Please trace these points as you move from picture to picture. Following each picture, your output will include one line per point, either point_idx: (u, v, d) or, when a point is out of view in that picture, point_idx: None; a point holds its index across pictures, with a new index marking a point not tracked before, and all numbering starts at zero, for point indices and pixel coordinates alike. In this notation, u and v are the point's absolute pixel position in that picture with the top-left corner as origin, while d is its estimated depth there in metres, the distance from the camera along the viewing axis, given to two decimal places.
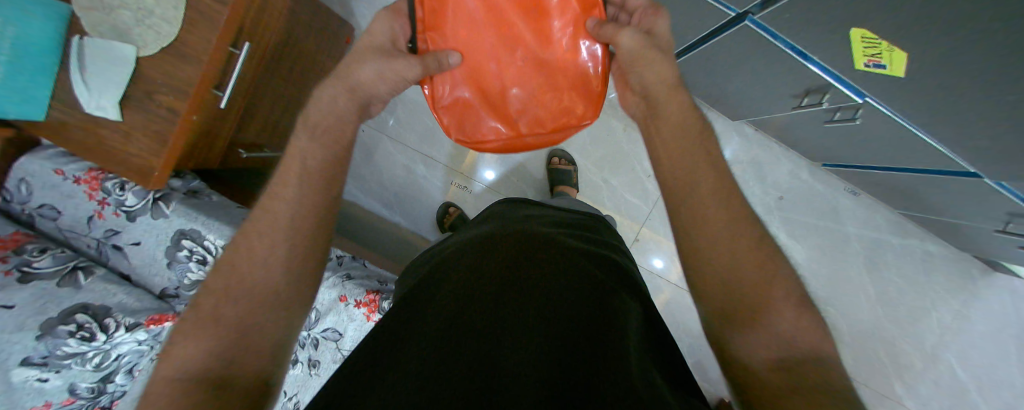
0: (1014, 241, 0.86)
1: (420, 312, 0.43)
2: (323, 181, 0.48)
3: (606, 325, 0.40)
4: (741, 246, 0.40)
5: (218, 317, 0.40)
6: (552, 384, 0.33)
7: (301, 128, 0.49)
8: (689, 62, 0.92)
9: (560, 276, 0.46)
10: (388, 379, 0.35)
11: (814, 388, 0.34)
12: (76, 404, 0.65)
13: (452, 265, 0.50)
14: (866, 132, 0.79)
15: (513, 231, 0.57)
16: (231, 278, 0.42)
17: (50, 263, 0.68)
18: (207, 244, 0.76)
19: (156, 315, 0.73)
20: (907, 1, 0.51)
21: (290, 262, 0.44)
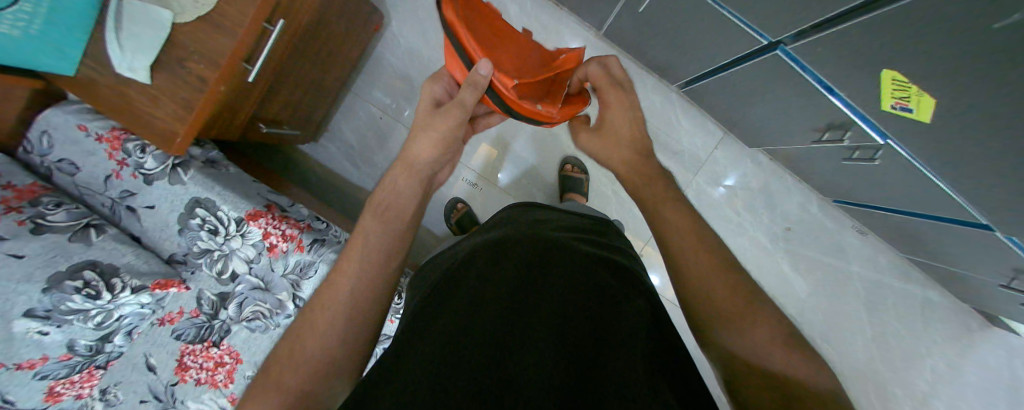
0: (1018, 297, 0.86)
1: (431, 317, 0.43)
2: (390, 252, 0.46)
3: (619, 337, 0.40)
4: (712, 269, 0.40)
5: (287, 372, 0.38)
6: (563, 390, 0.33)
7: (369, 212, 0.48)
8: (714, 84, 0.92)
9: (570, 284, 0.46)
10: (396, 384, 0.35)
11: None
12: (73, 360, 0.65)
13: (463, 271, 0.50)
14: (882, 173, 0.79)
15: (524, 236, 0.57)
16: (301, 329, 0.40)
17: (65, 217, 0.68)
18: (220, 215, 0.76)
19: (162, 279, 0.74)
20: (943, 50, 0.51)
21: (350, 333, 0.41)
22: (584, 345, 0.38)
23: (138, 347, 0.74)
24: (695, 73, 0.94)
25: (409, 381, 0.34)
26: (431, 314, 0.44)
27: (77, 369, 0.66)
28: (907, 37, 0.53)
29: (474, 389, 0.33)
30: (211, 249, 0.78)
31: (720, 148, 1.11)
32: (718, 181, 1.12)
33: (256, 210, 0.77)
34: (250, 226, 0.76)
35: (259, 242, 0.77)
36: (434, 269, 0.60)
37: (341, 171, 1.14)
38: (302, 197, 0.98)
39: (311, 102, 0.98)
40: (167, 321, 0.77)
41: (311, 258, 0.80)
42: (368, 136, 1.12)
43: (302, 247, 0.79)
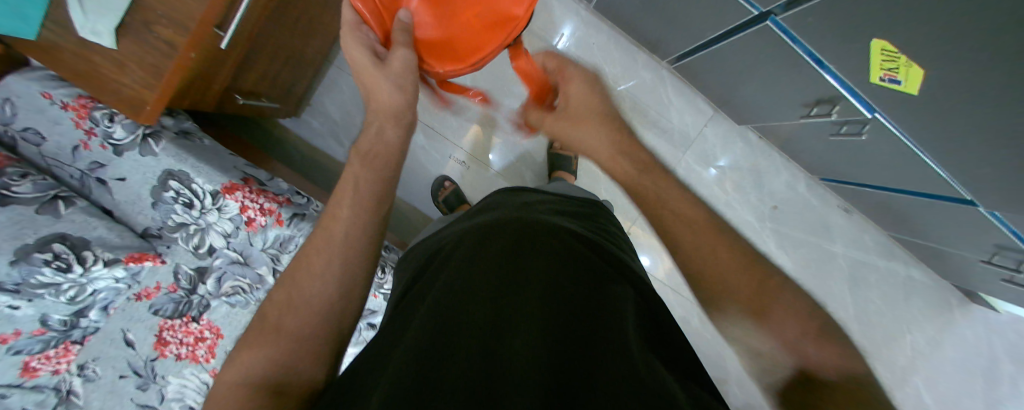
0: (998, 275, 0.87)
1: (417, 306, 0.41)
2: (376, 195, 0.45)
3: (611, 314, 0.38)
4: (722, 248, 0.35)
5: (280, 325, 0.37)
6: (562, 367, 0.31)
7: (355, 156, 0.48)
8: (704, 59, 0.91)
9: (559, 262, 0.45)
10: (381, 373, 0.32)
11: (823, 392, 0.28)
12: (47, 336, 0.64)
13: (449, 257, 0.48)
14: (869, 149, 0.79)
15: (514, 218, 0.55)
16: (291, 282, 0.40)
17: (31, 188, 0.65)
18: (194, 188, 0.74)
19: (137, 253, 0.72)
20: (931, 19, 0.49)
21: (343, 279, 0.40)
22: (578, 321, 0.37)
23: (115, 322, 0.73)
24: (685, 48, 0.92)
25: (396, 365, 0.32)
26: (418, 301, 0.41)
27: (52, 344, 0.64)
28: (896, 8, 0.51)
29: (465, 373, 0.30)
30: (187, 222, 0.76)
31: (710, 125, 1.10)
32: (708, 162, 1.11)
33: (232, 183, 0.76)
34: (227, 200, 0.75)
35: (237, 217, 0.76)
36: (420, 255, 0.58)
37: (325, 147, 1.12)
38: (285, 174, 0.97)
39: (290, 74, 0.95)
40: (145, 296, 0.76)
41: (290, 232, 0.79)
42: (352, 111, 1.09)
43: (281, 222, 0.78)
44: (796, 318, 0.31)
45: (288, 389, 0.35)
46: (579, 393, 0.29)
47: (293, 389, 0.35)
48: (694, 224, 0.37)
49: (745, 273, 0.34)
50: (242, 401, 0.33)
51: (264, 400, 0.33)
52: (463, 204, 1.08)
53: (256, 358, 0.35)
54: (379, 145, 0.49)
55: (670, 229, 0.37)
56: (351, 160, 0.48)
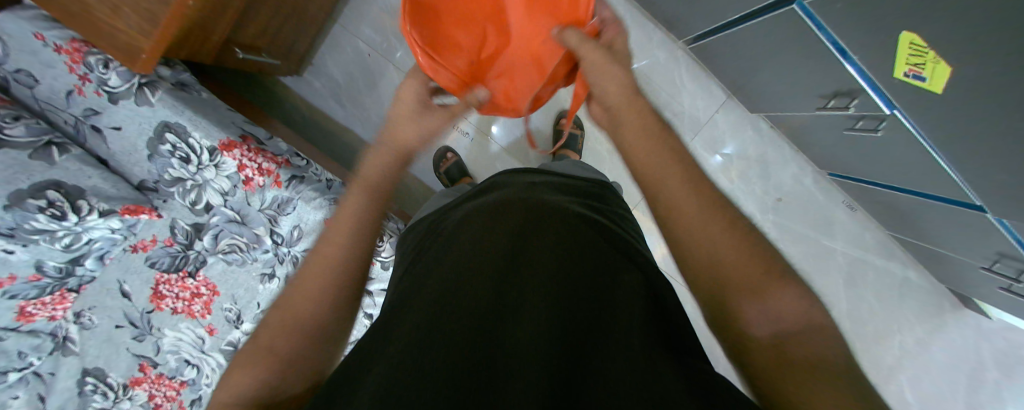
0: (995, 281, 0.88)
1: (419, 285, 0.38)
2: (367, 219, 0.46)
3: (620, 302, 0.36)
4: (712, 215, 0.32)
5: (271, 347, 0.36)
6: (565, 361, 0.29)
7: (357, 188, 0.48)
8: (722, 41, 0.87)
9: (567, 249, 0.42)
10: (380, 356, 0.30)
11: (813, 370, 0.25)
12: (43, 282, 0.64)
13: (454, 236, 0.46)
14: (882, 147, 0.77)
15: (521, 198, 0.51)
16: (284, 309, 0.38)
17: (24, 132, 0.63)
18: (192, 142, 0.73)
19: (133, 206, 0.71)
20: (963, 25, 0.46)
21: (344, 294, 0.40)
22: (585, 306, 0.35)
23: (111, 272, 0.73)
24: (703, 29, 0.89)
25: (393, 350, 0.30)
26: (419, 280, 0.39)
27: (48, 291, 0.65)
28: (929, 8, 0.48)
29: (465, 364, 0.28)
30: (183, 178, 0.75)
31: (721, 112, 1.08)
32: (714, 148, 1.09)
33: (230, 140, 0.75)
34: (224, 157, 0.74)
35: (235, 175, 0.76)
36: (424, 229, 0.56)
37: (326, 109, 1.09)
38: (285, 134, 0.95)
39: (292, 29, 0.92)
40: (141, 248, 0.75)
41: (289, 194, 0.79)
42: (355, 74, 1.06)
43: (280, 183, 0.78)
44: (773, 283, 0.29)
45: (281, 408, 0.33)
46: (582, 390, 0.27)
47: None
48: (685, 183, 0.35)
49: (732, 239, 0.31)
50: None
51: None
52: (465, 177, 1.07)
53: (246, 380, 0.34)
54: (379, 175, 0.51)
55: (664, 195, 0.35)
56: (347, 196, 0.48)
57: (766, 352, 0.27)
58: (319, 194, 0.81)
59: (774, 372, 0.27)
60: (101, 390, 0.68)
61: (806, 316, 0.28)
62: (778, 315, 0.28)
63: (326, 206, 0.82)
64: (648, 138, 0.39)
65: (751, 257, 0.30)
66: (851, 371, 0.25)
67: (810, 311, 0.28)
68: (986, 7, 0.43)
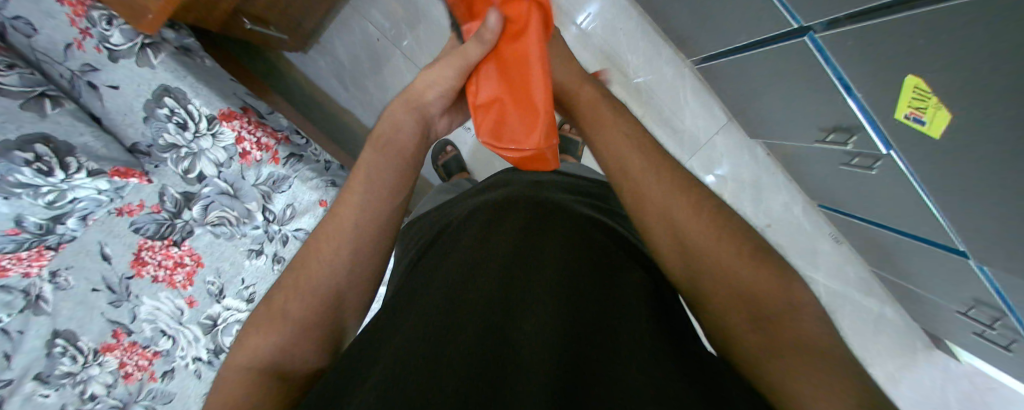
0: (969, 325, 0.90)
1: (420, 286, 0.37)
2: (395, 183, 0.42)
3: (634, 295, 0.33)
4: (676, 193, 0.34)
5: (286, 313, 0.36)
6: (576, 357, 0.26)
7: (372, 143, 0.43)
8: (730, 64, 0.88)
9: (577, 243, 0.39)
10: (382, 357, 0.29)
11: (793, 344, 0.25)
12: (21, 237, 0.62)
13: (456, 234, 0.44)
14: (874, 184, 0.79)
15: (527, 195, 0.49)
16: (300, 273, 0.38)
17: (18, 81, 0.60)
18: (191, 109, 0.72)
19: (123, 168, 0.69)
20: (965, 75, 0.47)
21: (357, 265, 0.38)
22: (596, 301, 0.32)
23: (94, 233, 0.71)
24: (715, 49, 0.89)
25: (396, 349, 0.28)
26: (423, 277, 0.38)
27: (25, 247, 0.64)
28: (935, 55, 0.49)
29: (471, 361, 0.26)
30: (178, 144, 0.73)
31: (721, 134, 1.10)
32: (709, 168, 1.10)
33: (230, 111, 0.75)
34: (223, 127, 0.74)
35: (231, 147, 0.75)
36: (427, 229, 0.54)
37: (328, 90, 1.08)
38: (285, 111, 0.94)
39: (303, 6, 0.90)
40: (126, 212, 0.73)
41: (285, 172, 0.78)
42: (361, 58, 1.05)
43: (277, 160, 0.78)
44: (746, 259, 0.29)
45: (291, 372, 0.35)
46: (596, 384, 0.24)
47: (295, 373, 0.35)
48: (646, 166, 0.36)
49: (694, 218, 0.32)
50: (247, 392, 0.32)
51: (267, 387, 0.33)
52: (461, 171, 1.07)
53: (261, 344, 0.35)
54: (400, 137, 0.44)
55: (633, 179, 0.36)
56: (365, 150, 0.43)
57: (743, 328, 0.27)
58: (316, 174, 0.81)
59: (754, 349, 0.27)
60: (70, 353, 0.67)
61: (783, 290, 0.28)
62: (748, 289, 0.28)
63: (322, 188, 0.81)
64: (607, 124, 0.41)
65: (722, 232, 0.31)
66: (829, 342, 0.25)
67: (781, 279, 0.28)
68: (990, 63, 0.44)
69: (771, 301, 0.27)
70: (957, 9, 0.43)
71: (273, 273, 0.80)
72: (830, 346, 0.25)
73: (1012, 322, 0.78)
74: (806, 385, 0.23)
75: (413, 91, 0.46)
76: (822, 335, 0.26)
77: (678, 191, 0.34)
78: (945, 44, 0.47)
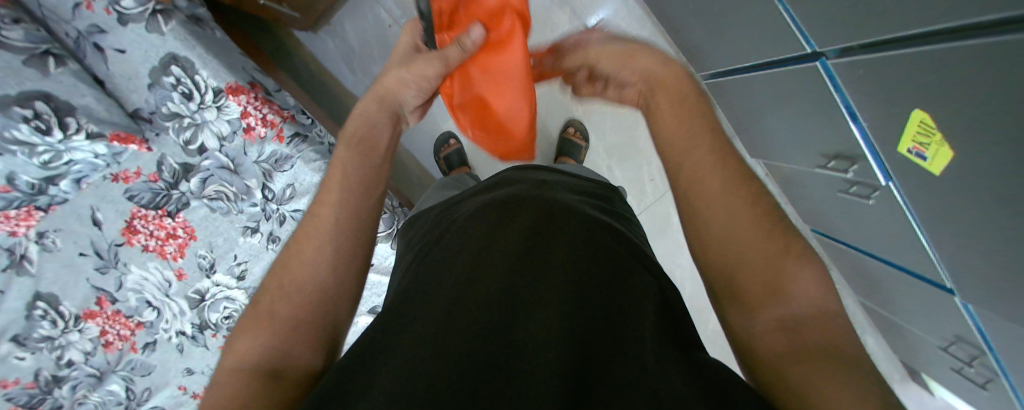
0: (948, 360, 0.93)
1: (429, 282, 0.37)
2: (367, 177, 0.45)
3: (638, 299, 0.33)
4: (731, 188, 0.32)
5: (274, 313, 0.36)
6: (584, 358, 0.27)
7: (343, 143, 0.47)
8: (738, 83, 0.89)
9: (584, 245, 0.40)
10: (392, 354, 0.29)
11: (827, 354, 0.25)
12: (11, 195, 0.61)
13: (464, 231, 0.44)
14: (870, 214, 0.80)
15: (534, 195, 0.49)
16: (283, 276, 0.38)
17: (23, 37, 0.58)
18: (197, 80, 0.72)
19: (124, 133, 0.67)
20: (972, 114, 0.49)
21: (338, 258, 0.40)
22: (603, 304, 0.32)
23: (88, 198, 0.70)
24: (724, 67, 0.91)
25: (406, 347, 0.29)
26: (432, 274, 0.38)
27: (15, 205, 0.62)
28: (947, 93, 0.50)
29: (481, 362, 0.27)
30: (181, 114, 0.72)
31: None
32: None
33: (238, 85, 0.74)
34: (229, 101, 0.73)
35: (236, 121, 0.74)
36: (433, 224, 0.54)
37: (336, 72, 1.08)
38: (292, 90, 0.93)
39: None
40: (122, 179, 0.71)
41: (289, 151, 0.79)
42: (372, 45, 1.04)
43: (281, 139, 0.78)
44: (790, 263, 0.29)
45: (287, 371, 0.33)
46: (604, 385, 0.25)
47: (292, 371, 0.34)
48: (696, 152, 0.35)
49: (744, 213, 0.31)
50: (244, 389, 0.31)
51: (261, 386, 0.31)
52: (463, 166, 1.07)
53: (252, 346, 0.34)
54: (369, 128, 0.49)
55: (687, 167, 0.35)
56: (337, 148, 0.47)
57: (772, 333, 0.27)
58: (319, 157, 0.83)
59: (777, 354, 0.27)
60: (51, 317, 0.67)
61: (819, 301, 0.28)
62: (784, 294, 0.28)
63: (323, 170, 0.83)
64: (673, 108, 0.38)
65: (770, 234, 0.30)
66: (862, 359, 0.25)
67: (816, 293, 0.28)
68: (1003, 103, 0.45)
69: (791, 303, 0.28)
70: (973, 51, 0.44)
71: (268, 251, 0.82)
72: (865, 365, 0.25)
73: (989, 361, 0.80)
74: (820, 391, 0.23)
75: (384, 84, 0.50)
76: (857, 354, 0.25)
77: (737, 186, 0.33)
78: (958, 84, 0.48)
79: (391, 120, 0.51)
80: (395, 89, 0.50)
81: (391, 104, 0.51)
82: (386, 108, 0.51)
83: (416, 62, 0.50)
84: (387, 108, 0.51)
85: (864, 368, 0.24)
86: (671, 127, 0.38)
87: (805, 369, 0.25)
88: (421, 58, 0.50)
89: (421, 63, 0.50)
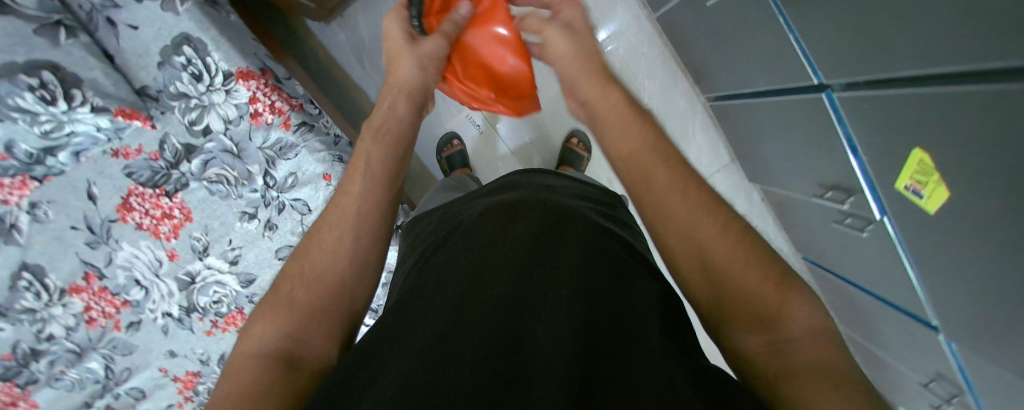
0: (930, 398, 0.94)
1: (432, 282, 0.37)
2: (391, 173, 0.44)
3: (646, 309, 0.33)
4: (696, 209, 0.33)
5: (292, 301, 0.37)
6: (590, 369, 0.27)
7: (366, 135, 0.45)
8: (744, 109, 0.91)
9: (590, 251, 0.40)
10: (394, 355, 0.29)
11: (819, 372, 0.26)
12: (8, 163, 0.60)
13: (467, 232, 0.44)
14: (862, 247, 0.82)
15: (540, 199, 0.49)
16: (303, 263, 0.39)
17: (36, 5, 0.58)
18: (208, 62, 0.71)
19: (129, 109, 0.67)
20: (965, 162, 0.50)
21: (359, 249, 0.40)
22: (608, 311, 0.33)
23: (83, 171, 0.68)
24: (730, 91, 0.92)
25: (409, 348, 0.29)
26: (435, 275, 0.38)
27: (9, 173, 0.61)
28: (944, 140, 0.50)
29: (485, 367, 0.27)
30: (189, 94, 0.72)
31: (722, 172, 1.13)
32: None
33: (249, 70, 0.74)
34: (238, 85, 0.73)
35: (244, 106, 0.74)
36: (437, 225, 0.54)
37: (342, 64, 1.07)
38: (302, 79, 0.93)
39: None
40: (122, 155, 0.70)
41: (294, 139, 0.79)
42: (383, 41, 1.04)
43: (287, 126, 0.78)
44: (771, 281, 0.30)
45: (300, 361, 0.34)
46: (609, 397, 0.25)
47: (306, 361, 0.35)
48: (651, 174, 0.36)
49: (715, 238, 0.32)
50: (260, 376, 0.32)
51: (276, 376, 0.33)
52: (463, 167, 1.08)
53: (270, 333, 0.35)
54: (387, 121, 0.46)
55: (652, 192, 0.35)
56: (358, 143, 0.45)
57: (763, 352, 0.28)
58: (325, 147, 0.82)
59: (772, 372, 0.27)
60: (33, 290, 0.66)
61: (808, 317, 0.28)
62: (772, 313, 0.29)
63: (328, 162, 0.83)
64: (621, 124, 0.39)
65: (750, 253, 0.31)
66: (853, 373, 0.26)
67: (803, 307, 0.29)
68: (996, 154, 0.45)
69: (781, 318, 0.28)
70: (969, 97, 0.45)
71: (263, 239, 0.81)
72: (857, 379, 0.26)
73: (969, 403, 0.81)
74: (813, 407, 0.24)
75: (397, 79, 0.48)
76: (848, 368, 0.26)
77: (700, 205, 0.34)
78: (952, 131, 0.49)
79: (413, 116, 0.49)
80: (411, 79, 0.48)
81: (412, 95, 0.48)
82: (406, 96, 0.48)
83: (422, 44, 0.50)
84: (410, 102, 0.48)
85: (853, 381, 0.25)
86: (628, 149, 0.38)
87: (801, 388, 0.25)
88: (428, 41, 0.50)
89: (429, 46, 0.50)
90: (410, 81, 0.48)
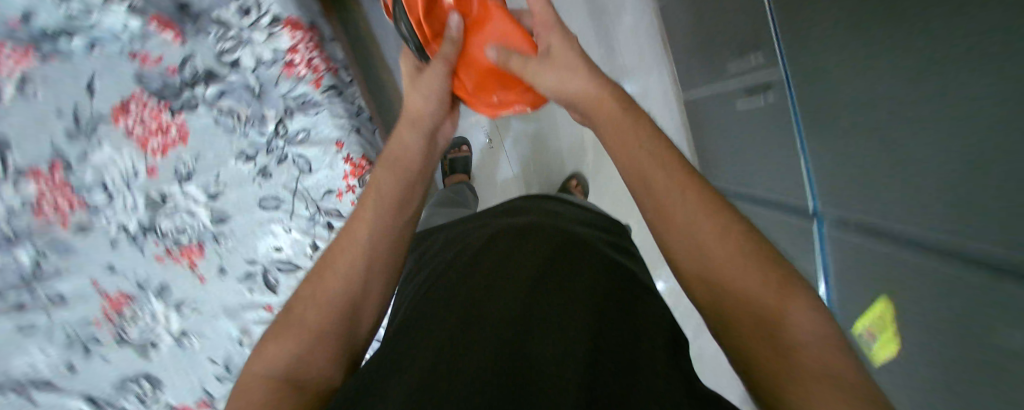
0: None
1: (439, 302, 0.39)
2: (402, 202, 0.45)
3: (648, 334, 0.34)
4: (687, 202, 0.32)
5: (303, 321, 0.37)
6: (593, 381, 0.28)
7: (383, 166, 0.47)
8: None
9: (592, 277, 0.41)
10: (401, 373, 0.31)
11: (826, 382, 0.23)
12: (18, 30, 0.62)
13: (477, 256, 0.46)
14: None
15: (547, 226, 0.51)
16: (315, 284, 0.39)
17: None
18: (261, 3, 0.72)
19: (165, 20, 0.68)
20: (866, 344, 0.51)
21: (367, 276, 0.40)
22: (613, 334, 0.34)
23: (91, 63, 0.67)
24: None
25: (416, 368, 0.31)
26: (442, 296, 0.40)
27: (13, 40, 0.62)
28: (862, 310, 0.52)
29: (486, 378, 0.28)
30: (230, 25, 0.72)
31: None
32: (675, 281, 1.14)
33: (297, 21, 0.74)
34: (282, 33, 0.73)
35: (282, 53, 0.74)
36: (443, 244, 0.56)
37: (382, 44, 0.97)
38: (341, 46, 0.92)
39: None
40: (139, 59, 0.69)
41: (319, 99, 0.78)
42: None
43: (318, 85, 0.77)
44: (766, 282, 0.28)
45: (307, 383, 0.35)
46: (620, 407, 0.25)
47: (312, 383, 0.35)
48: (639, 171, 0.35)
49: (706, 238, 0.30)
50: (267, 398, 0.33)
51: (283, 397, 0.33)
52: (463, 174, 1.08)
53: (279, 353, 0.35)
54: (403, 154, 0.48)
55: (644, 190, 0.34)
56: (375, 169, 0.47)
57: (768, 366, 0.26)
58: (348, 116, 0.80)
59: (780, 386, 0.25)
60: None
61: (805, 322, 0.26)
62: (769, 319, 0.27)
63: (345, 129, 0.81)
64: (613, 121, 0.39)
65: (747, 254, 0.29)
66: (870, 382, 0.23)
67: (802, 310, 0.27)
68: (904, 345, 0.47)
69: (792, 341, 0.26)
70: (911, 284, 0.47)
71: (252, 184, 0.79)
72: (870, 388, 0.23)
73: None
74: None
75: (408, 116, 0.50)
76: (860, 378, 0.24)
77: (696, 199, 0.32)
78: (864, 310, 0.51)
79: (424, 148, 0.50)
80: (421, 113, 0.50)
81: (424, 129, 0.50)
82: (419, 131, 0.50)
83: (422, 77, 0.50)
84: (422, 132, 0.50)
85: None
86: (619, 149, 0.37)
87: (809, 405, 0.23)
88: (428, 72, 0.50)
89: (430, 75, 0.50)
90: (422, 113, 0.50)
